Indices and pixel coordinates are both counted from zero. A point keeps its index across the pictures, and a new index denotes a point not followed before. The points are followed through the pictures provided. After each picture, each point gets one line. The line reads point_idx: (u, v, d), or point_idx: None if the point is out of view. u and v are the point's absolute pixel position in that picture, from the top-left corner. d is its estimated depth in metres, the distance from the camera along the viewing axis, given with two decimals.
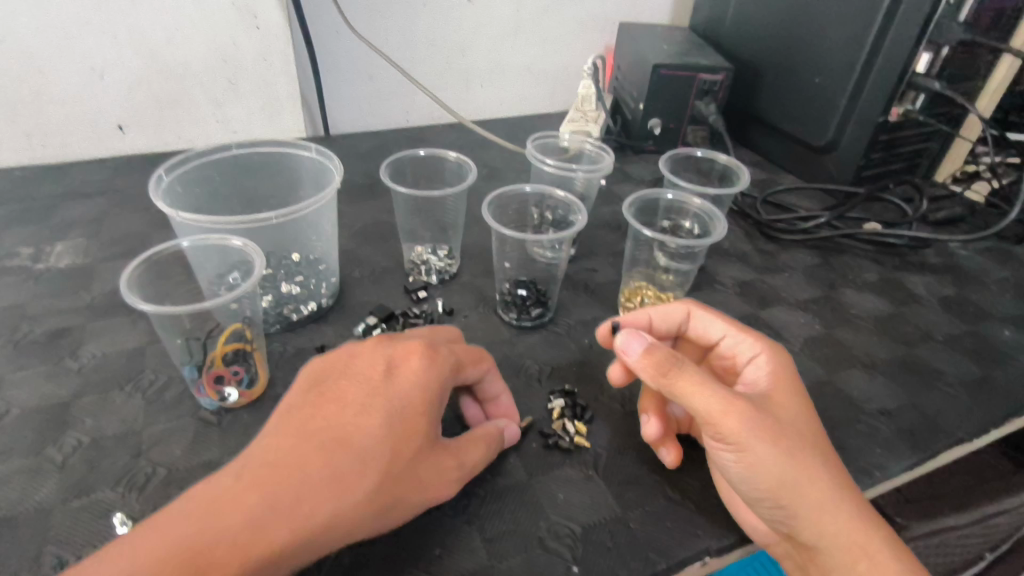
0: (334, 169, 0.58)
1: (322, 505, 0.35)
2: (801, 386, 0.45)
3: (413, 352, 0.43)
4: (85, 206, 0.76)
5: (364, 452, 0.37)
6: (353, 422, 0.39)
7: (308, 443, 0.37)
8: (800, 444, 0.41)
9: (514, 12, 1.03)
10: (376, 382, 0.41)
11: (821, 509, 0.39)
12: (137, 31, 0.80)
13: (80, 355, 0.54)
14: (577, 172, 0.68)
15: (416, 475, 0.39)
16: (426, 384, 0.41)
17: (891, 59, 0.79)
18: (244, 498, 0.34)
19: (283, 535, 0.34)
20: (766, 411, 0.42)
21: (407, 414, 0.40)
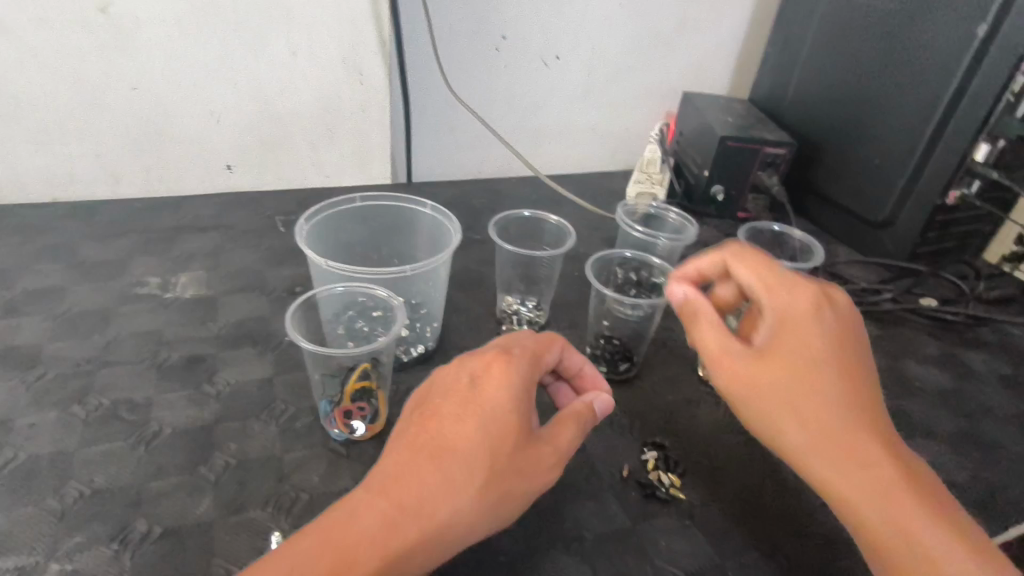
0: (453, 229, 0.64)
1: (441, 504, 0.40)
2: (826, 350, 0.44)
3: (492, 362, 0.47)
4: (201, 240, 0.83)
5: (467, 454, 0.42)
6: (454, 429, 0.43)
7: (420, 452, 0.42)
8: (820, 442, 0.43)
9: (588, 78, 1.11)
10: (465, 392, 0.45)
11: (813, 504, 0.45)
12: (257, 83, 0.88)
13: (217, 383, 0.60)
14: (661, 239, 0.73)
15: (517, 467, 0.43)
16: (511, 387, 0.45)
17: (950, 147, 0.85)
18: (376, 505, 0.40)
19: (412, 530, 0.39)
20: (782, 389, 0.45)
21: (497, 416, 0.44)
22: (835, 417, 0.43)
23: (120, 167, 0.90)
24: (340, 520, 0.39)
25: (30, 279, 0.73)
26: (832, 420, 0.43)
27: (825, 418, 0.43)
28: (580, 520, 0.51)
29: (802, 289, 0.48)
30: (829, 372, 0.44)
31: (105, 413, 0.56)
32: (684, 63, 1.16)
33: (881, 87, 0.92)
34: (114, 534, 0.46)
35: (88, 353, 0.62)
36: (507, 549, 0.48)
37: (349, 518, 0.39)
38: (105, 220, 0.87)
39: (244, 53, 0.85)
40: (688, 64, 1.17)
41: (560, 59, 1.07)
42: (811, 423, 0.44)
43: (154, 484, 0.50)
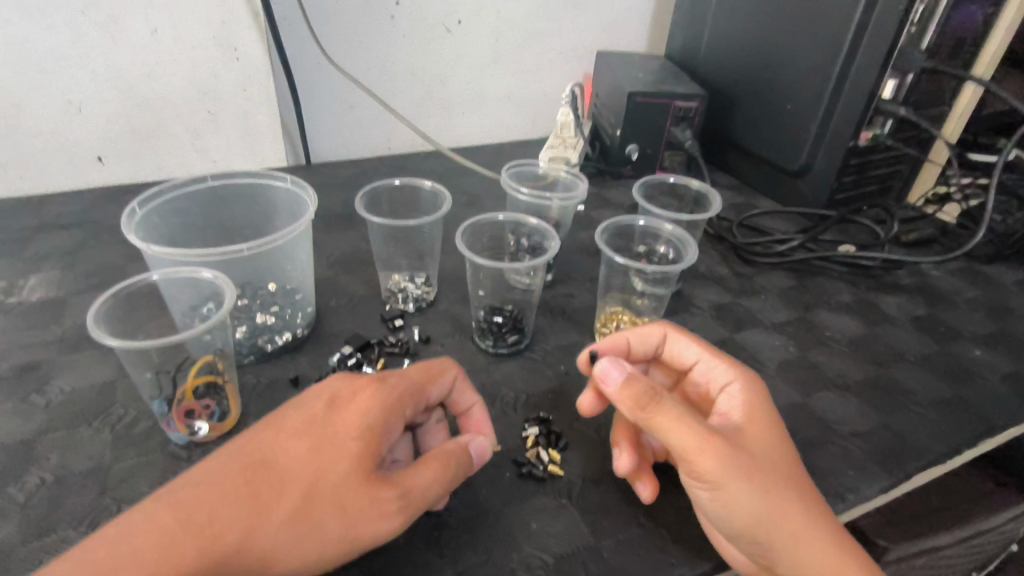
0: (308, 200, 0.59)
1: (233, 529, 0.35)
2: (772, 409, 0.46)
3: (361, 386, 0.42)
4: (61, 238, 0.76)
5: (287, 478, 0.37)
6: (284, 451, 0.38)
7: (235, 467, 0.37)
8: (786, 486, 0.41)
9: (494, 42, 1.05)
10: (316, 414, 0.40)
11: (798, 539, 0.40)
12: (116, 65, 0.80)
13: (48, 391, 0.54)
14: (552, 200, 0.68)
15: (319, 467, 0.37)
16: (367, 411, 0.40)
17: (858, 88, 0.81)
18: (160, 517, 0.35)
19: (190, 559, 0.33)
20: (740, 442, 0.42)
21: (340, 444, 0.38)
22: (783, 458, 0.43)
23: None
24: (112, 538, 0.34)
25: None
26: (782, 461, 0.42)
27: (777, 465, 0.42)
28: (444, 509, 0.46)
29: None
30: (776, 418, 0.46)
31: None
32: (596, 22, 1.11)
33: (789, 29, 0.88)
34: None
35: None
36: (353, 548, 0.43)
37: (127, 538, 0.34)
38: None
39: (96, 32, 0.77)
40: (600, 22, 1.11)
41: (460, 23, 1.00)
42: (771, 466, 0.41)
43: None
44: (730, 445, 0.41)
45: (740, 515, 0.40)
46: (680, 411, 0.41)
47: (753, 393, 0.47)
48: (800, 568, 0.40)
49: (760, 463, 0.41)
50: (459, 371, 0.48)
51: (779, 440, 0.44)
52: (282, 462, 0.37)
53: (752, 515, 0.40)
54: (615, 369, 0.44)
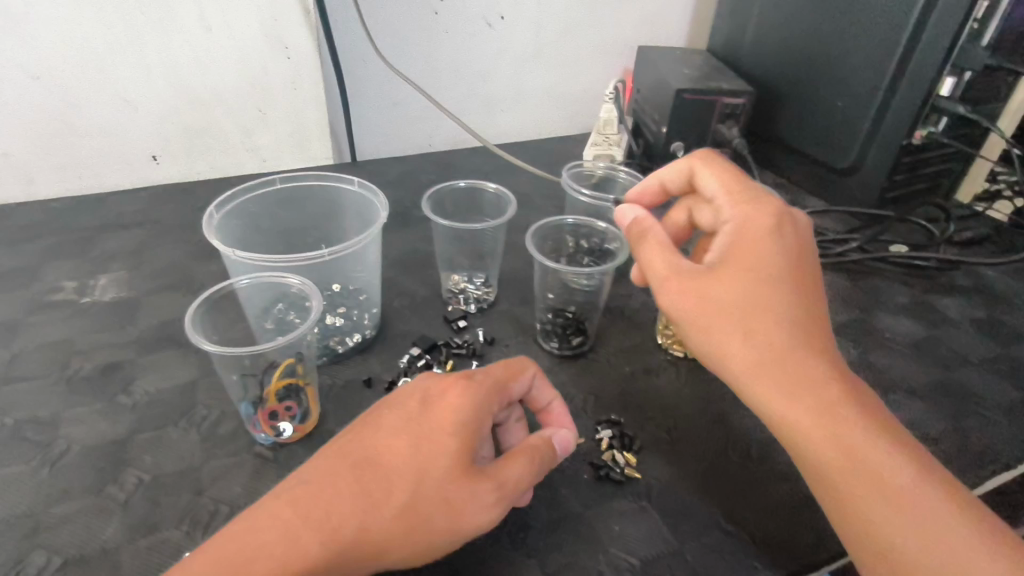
0: (379, 204, 0.60)
1: (348, 521, 0.36)
2: (742, 288, 0.43)
3: (452, 382, 0.42)
4: (124, 237, 0.78)
5: (392, 472, 0.37)
6: (386, 446, 0.39)
7: (342, 463, 0.38)
8: (760, 377, 0.41)
9: (536, 37, 1.05)
10: (412, 410, 0.41)
11: (765, 382, 0.41)
12: (171, 65, 0.81)
13: (133, 391, 0.55)
14: (611, 202, 0.69)
15: (422, 460, 0.38)
16: (461, 407, 0.40)
17: (914, 86, 0.80)
18: (279, 511, 0.36)
19: (313, 549, 0.35)
20: (704, 330, 0.44)
21: (438, 436, 0.39)
22: (764, 344, 0.42)
23: (33, 166, 0.84)
24: (239, 532, 0.36)
25: None
26: (760, 354, 0.42)
27: (753, 304, 0.42)
28: (526, 509, 0.47)
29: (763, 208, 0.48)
30: (766, 294, 0.43)
31: (7, 432, 0.51)
32: (638, 16, 1.10)
33: (840, 25, 0.87)
34: (7, 569, 0.42)
35: None
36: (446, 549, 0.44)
37: (254, 530, 0.35)
38: (19, 224, 0.81)
39: (152, 32, 0.78)
40: (642, 16, 1.10)
41: (504, 19, 1.00)
42: (741, 356, 0.42)
43: (56, 509, 0.45)
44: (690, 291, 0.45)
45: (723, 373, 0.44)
46: (656, 288, 0.47)
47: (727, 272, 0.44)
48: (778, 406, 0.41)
49: (728, 355, 0.43)
50: (536, 368, 0.48)
51: (768, 337, 0.41)
52: (385, 456, 0.38)
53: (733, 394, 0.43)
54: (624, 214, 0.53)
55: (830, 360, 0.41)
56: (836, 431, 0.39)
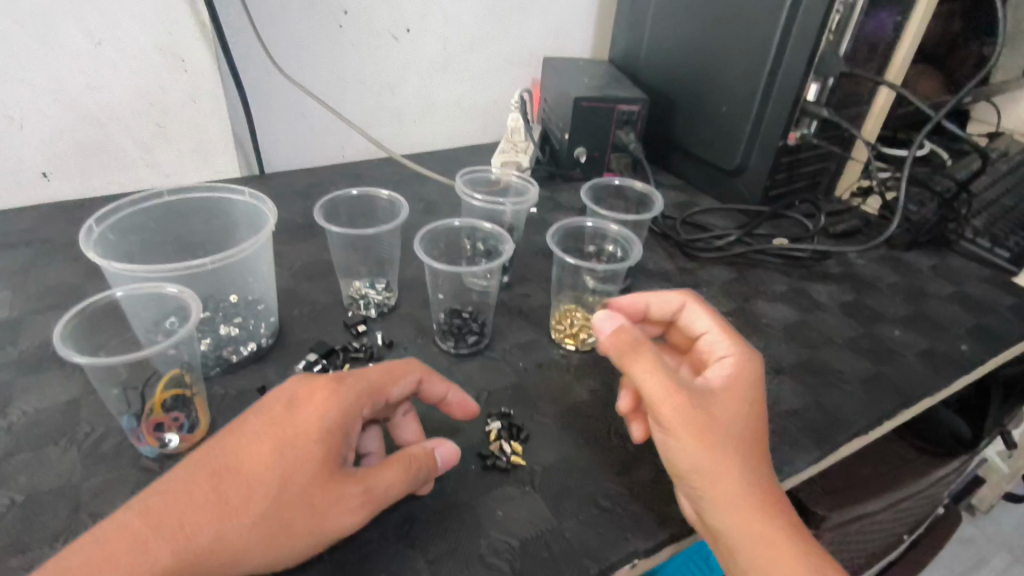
0: (268, 213, 0.60)
1: (205, 528, 0.37)
2: (759, 389, 0.49)
3: (319, 387, 0.44)
4: (10, 257, 0.75)
5: (253, 479, 0.39)
6: (248, 453, 0.40)
7: (203, 472, 0.40)
8: (751, 467, 0.45)
9: (443, 49, 1.07)
10: (277, 415, 0.42)
11: (727, 446, 0.45)
12: (59, 80, 0.79)
13: (10, 413, 0.54)
14: (505, 206, 0.72)
15: (284, 467, 0.40)
16: (324, 414, 0.42)
17: (784, 91, 0.87)
18: (134, 521, 0.37)
19: (165, 557, 0.36)
20: (713, 408, 0.46)
21: (299, 445, 0.41)
22: (753, 439, 0.46)
23: None
24: (90, 540, 0.36)
25: None
26: (754, 442, 0.46)
27: (740, 403, 0.47)
28: (413, 500, 0.49)
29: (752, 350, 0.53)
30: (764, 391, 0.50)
31: None
32: (541, 29, 1.14)
33: (720, 36, 0.94)
34: None
35: None
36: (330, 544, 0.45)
37: (105, 540, 0.36)
38: None
39: (35, 46, 0.76)
40: (545, 29, 1.15)
41: (409, 33, 1.02)
42: (739, 440, 0.45)
43: None
44: (685, 400, 0.45)
45: (700, 422, 0.45)
46: (653, 372, 0.46)
47: (750, 370, 0.50)
48: (726, 472, 0.44)
49: (733, 429, 0.46)
50: (421, 372, 0.50)
51: (755, 409, 0.48)
52: (247, 463, 0.40)
53: (704, 481, 0.44)
54: (608, 320, 0.49)
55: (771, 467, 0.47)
56: (757, 502, 0.44)
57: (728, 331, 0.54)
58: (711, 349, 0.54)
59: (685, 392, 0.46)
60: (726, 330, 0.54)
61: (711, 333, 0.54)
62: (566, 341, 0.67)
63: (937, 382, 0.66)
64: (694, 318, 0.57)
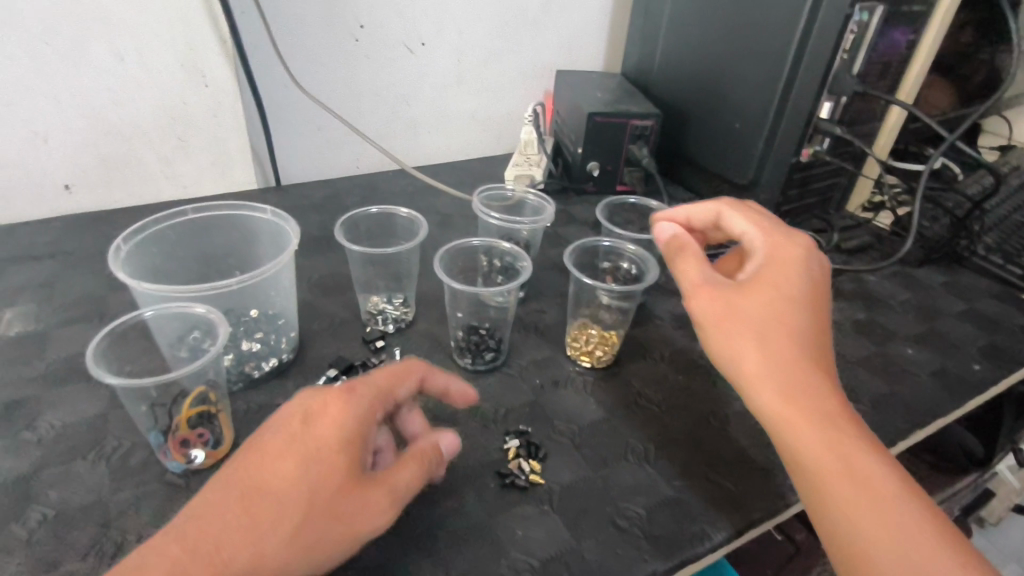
0: (291, 231, 0.62)
1: (241, 549, 0.38)
2: (789, 272, 0.51)
3: (333, 398, 0.45)
4: (35, 269, 0.76)
5: (280, 495, 0.40)
6: (271, 471, 0.41)
7: (230, 495, 0.40)
8: (768, 343, 0.47)
9: (458, 63, 1.08)
10: (294, 430, 0.43)
11: (743, 326, 0.48)
12: (83, 95, 0.81)
13: (39, 427, 0.55)
14: (522, 223, 0.72)
15: (309, 480, 0.41)
16: (342, 424, 0.43)
17: (796, 109, 0.88)
18: (169, 550, 0.38)
19: None
20: (735, 298, 0.50)
21: (322, 456, 0.41)
22: (779, 317, 0.48)
23: None
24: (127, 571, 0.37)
25: None
26: (777, 319, 0.48)
27: (763, 288, 0.50)
28: (434, 519, 0.50)
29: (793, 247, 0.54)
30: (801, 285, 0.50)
31: None
32: (554, 42, 1.15)
33: (732, 53, 0.94)
34: None
35: None
36: (355, 564, 0.46)
37: (142, 570, 0.37)
38: None
39: (60, 62, 0.77)
40: (558, 42, 1.16)
41: (425, 46, 1.03)
42: (774, 311, 0.49)
43: None
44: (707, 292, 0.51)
45: (719, 311, 0.50)
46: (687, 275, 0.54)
47: (784, 256, 0.53)
48: (744, 349, 0.48)
49: (753, 311, 0.49)
50: (421, 369, 0.52)
51: (781, 294, 0.49)
52: (273, 481, 0.41)
53: (744, 374, 0.47)
54: (667, 227, 0.59)
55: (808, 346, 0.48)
56: (772, 369, 0.46)
57: (768, 228, 0.56)
58: (750, 243, 0.56)
59: (713, 288, 0.51)
60: (762, 224, 0.56)
61: (749, 233, 0.56)
62: (582, 358, 0.68)
63: (950, 401, 0.67)
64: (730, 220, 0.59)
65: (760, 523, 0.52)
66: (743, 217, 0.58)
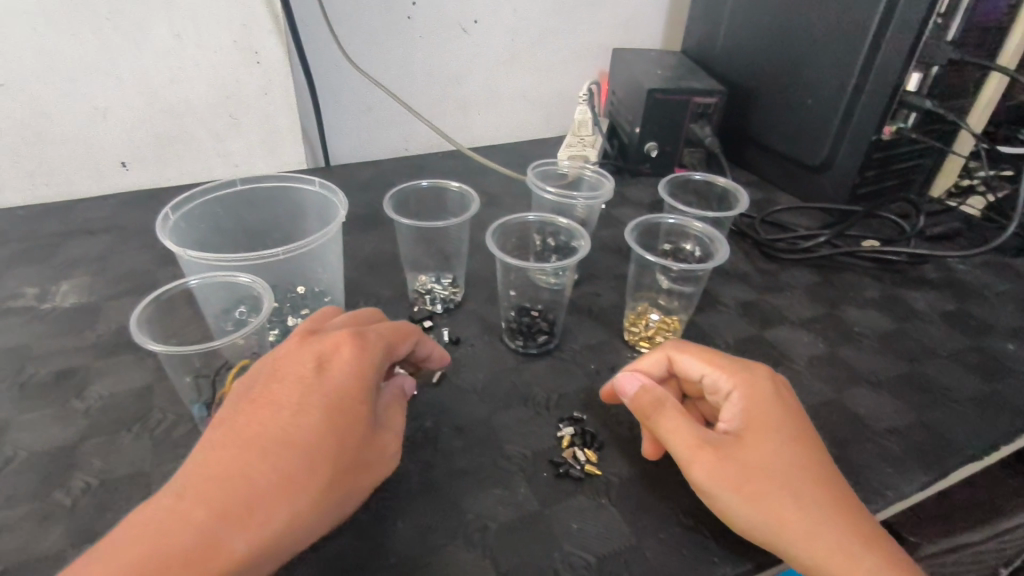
0: (339, 204, 0.59)
1: (276, 507, 0.37)
2: (777, 417, 0.44)
3: (342, 344, 0.44)
4: (89, 244, 0.77)
5: (308, 448, 0.39)
6: (290, 427, 0.39)
7: (250, 452, 0.38)
8: (808, 516, 0.40)
9: (511, 40, 1.04)
10: (308, 383, 0.42)
11: (775, 500, 0.40)
12: (140, 71, 0.81)
13: (87, 396, 0.55)
14: (578, 199, 0.68)
15: (334, 432, 0.40)
16: (360, 371, 0.43)
17: (881, 82, 0.80)
18: (191, 514, 0.35)
19: (241, 543, 0.35)
20: (743, 465, 0.42)
21: (342, 409, 0.41)
22: (805, 480, 0.41)
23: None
24: (145, 537, 0.34)
25: None
26: (806, 484, 0.41)
27: (762, 446, 0.42)
28: (482, 509, 0.46)
29: (761, 377, 0.47)
30: (786, 433, 0.43)
31: None
32: (611, 19, 1.10)
33: (807, 23, 0.87)
34: None
35: None
36: (398, 551, 0.43)
37: (162, 540, 0.34)
38: None
39: (119, 38, 0.77)
40: (616, 18, 1.10)
41: (477, 23, 1.00)
42: (791, 463, 0.42)
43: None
44: (719, 466, 0.42)
45: (739, 487, 0.41)
46: (677, 434, 0.44)
47: (764, 396, 0.45)
48: (787, 528, 0.39)
49: (777, 482, 0.41)
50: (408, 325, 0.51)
51: (776, 448, 0.42)
52: (295, 433, 0.39)
53: (788, 550, 0.39)
54: (632, 378, 0.48)
55: (846, 503, 0.41)
56: (824, 535, 0.39)
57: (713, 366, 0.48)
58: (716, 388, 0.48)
59: (714, 447, 0.43)
60: (721, 362, 0.48)
61: (707, 374, 0.47)
62: (641, 344, 0.63)
63: None
64: (683, 368, 0.49)
65: None
66: (693, 359, 0.48)
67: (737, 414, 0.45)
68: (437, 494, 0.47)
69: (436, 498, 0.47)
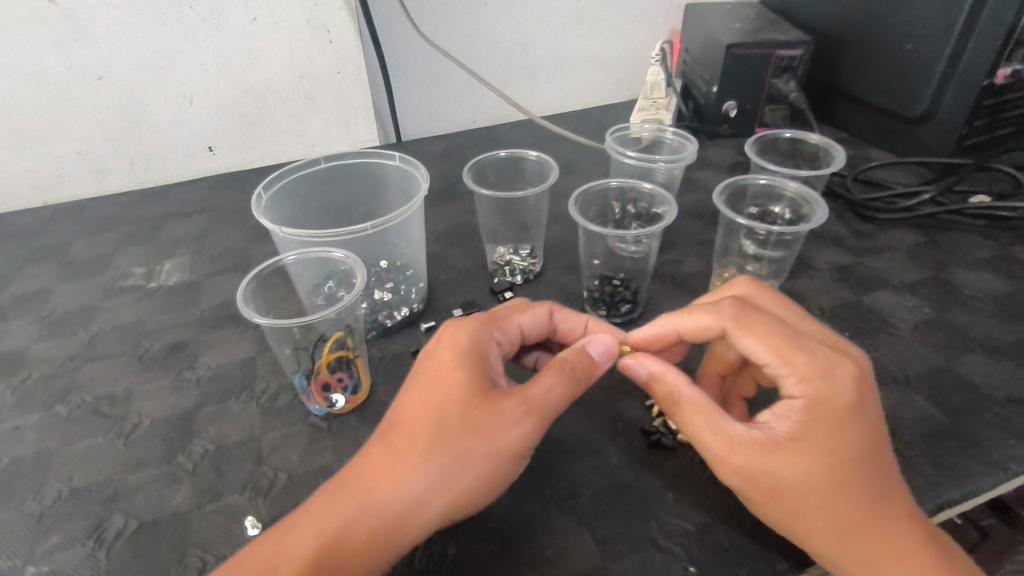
0: (420, 176, 0.60)
1: (392, 478, 0.38)
2: (827, 425, 0.37)
3: (444, 328, 0.45)
4: (186, 226, 0.82)
5: (412, 425, 0.40)
6: (402, 406, 0.41)
7: (375, 432, 0.41)
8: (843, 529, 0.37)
9: (578, 3, 1.01)
10: (416, 366, 0.43)
11: (803, 515, 0.37)
12: (221, 56, 0.83)
13: (197, 368, 0.58)
14: (659, 163, 0.66)
15: (430, 409, 0.40)
16: (456, 345, 0.43)
17: (996, 17, 0.72)
18: (333, 488, 0.39)
19: (369, 511, 0.38)
20: (766, 478, 0.38)
21: (432, 386, 0.41)
22: (840, 494, 0.37)
23: (103, 163, 0.89)
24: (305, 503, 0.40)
25: (20, 285, 0.73)
26: (837, 497, 0.37)
27: (799, 460, 0.37)
28: (575, 477, 0.47)
29: (832, 372, 0.37)
30: (832, 440, 0.37)
31: (87, 409, 0.55)
32: None
33: None
34: (90, 532, 0.45)
35: (72, 352, 0.62)
36: (494, 514, 0.44)
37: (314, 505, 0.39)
38: (95, 216, 0.86)
39: (203, 24, 0.80)
40: None
41: None
42: (839, 480, 0.36)
43: (134, 476, 0.48)
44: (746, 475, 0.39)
45: (768, 495, 0.38)
46: (700, 435, 0.41)
47: (818, 401, 0.37)
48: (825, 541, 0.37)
49: (809, 495, 0.37)
50: (549, 305, 0.50)
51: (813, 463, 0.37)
52: (403, 413, 0.40)
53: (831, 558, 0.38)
54: (643, 364, 0.44)
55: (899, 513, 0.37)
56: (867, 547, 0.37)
57: (776, 350, 0.38)
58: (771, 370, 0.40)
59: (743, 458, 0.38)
60: (785, 352, 0.38)
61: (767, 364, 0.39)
62: None
63: None
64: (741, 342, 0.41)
65: (959, 502, 0.44)
66: (749, 339, 0.40)
67: (785, 414, 0.38)
68: (530, 461, 0.48)
69: (529, 466, 0.48)
